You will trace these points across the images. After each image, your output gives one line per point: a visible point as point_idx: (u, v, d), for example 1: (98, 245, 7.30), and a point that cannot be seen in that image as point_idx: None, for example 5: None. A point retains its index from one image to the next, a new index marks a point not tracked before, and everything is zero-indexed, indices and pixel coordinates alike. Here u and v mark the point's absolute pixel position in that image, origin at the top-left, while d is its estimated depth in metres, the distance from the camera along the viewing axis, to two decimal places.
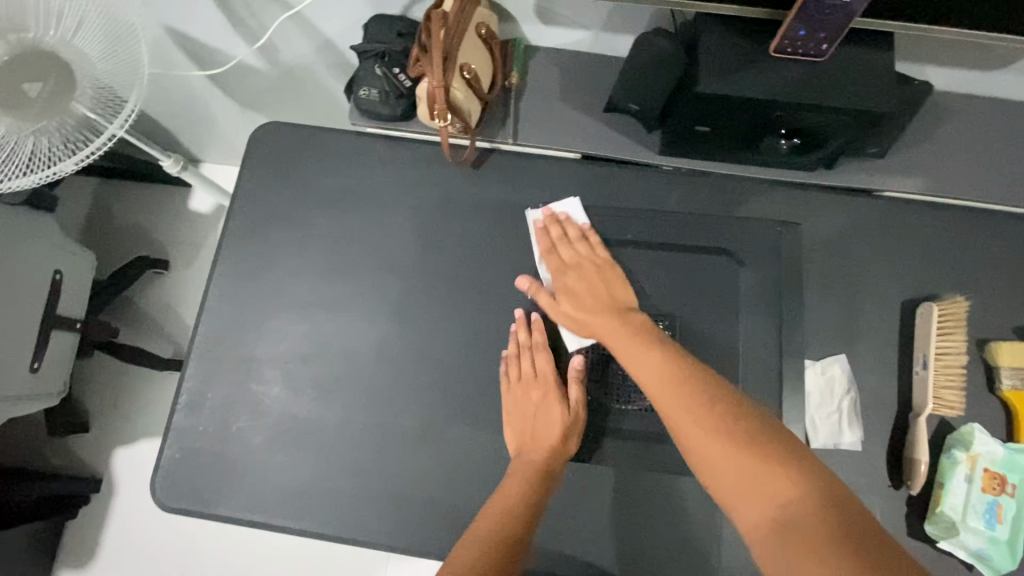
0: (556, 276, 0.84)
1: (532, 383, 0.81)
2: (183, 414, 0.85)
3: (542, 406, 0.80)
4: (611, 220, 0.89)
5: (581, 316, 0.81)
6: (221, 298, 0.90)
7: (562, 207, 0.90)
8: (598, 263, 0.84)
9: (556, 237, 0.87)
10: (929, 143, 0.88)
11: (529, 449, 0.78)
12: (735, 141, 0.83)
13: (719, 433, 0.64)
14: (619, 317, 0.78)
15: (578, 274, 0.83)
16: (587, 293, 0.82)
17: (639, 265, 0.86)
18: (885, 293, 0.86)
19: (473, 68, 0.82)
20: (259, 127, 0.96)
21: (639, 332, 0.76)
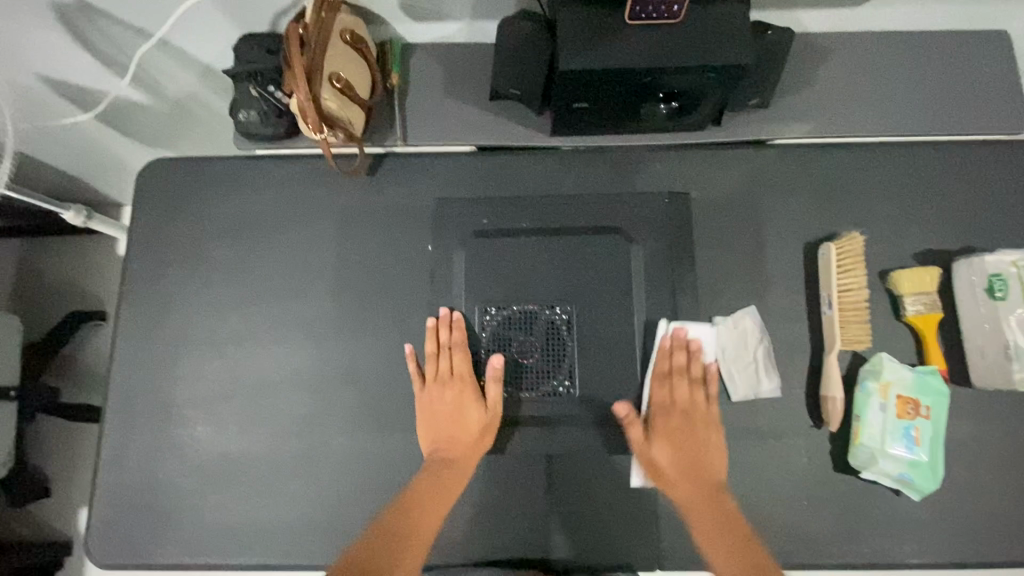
0: (655, 412, 0.79)
1: (443, 381, 0.80)
2: (108, 469, 0.84)
3: (453, 404, 0.79)
4: (503, 207, 0.86)
5: (672, 476, 0.77)
6: (131, 346, 0.88)
7: (693, 332, 0.81)
8: (705, 411, 0.79)
9: (671, 363, 0.80)
10: (810, 86, 0.89)
11: (449, 446, 0.78)
12: (617, 112, 0.83)
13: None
14: (707, 490, 0.76)
15: (683, 420, 0.79)
16: (680, 452, 0.78)
17: (530, 253, 0.83)
18: (787, 239, 0.87)
19: (343, 76, 0.81)
20: (146, 166, 0.93)
21: (714, 495, 0.75)
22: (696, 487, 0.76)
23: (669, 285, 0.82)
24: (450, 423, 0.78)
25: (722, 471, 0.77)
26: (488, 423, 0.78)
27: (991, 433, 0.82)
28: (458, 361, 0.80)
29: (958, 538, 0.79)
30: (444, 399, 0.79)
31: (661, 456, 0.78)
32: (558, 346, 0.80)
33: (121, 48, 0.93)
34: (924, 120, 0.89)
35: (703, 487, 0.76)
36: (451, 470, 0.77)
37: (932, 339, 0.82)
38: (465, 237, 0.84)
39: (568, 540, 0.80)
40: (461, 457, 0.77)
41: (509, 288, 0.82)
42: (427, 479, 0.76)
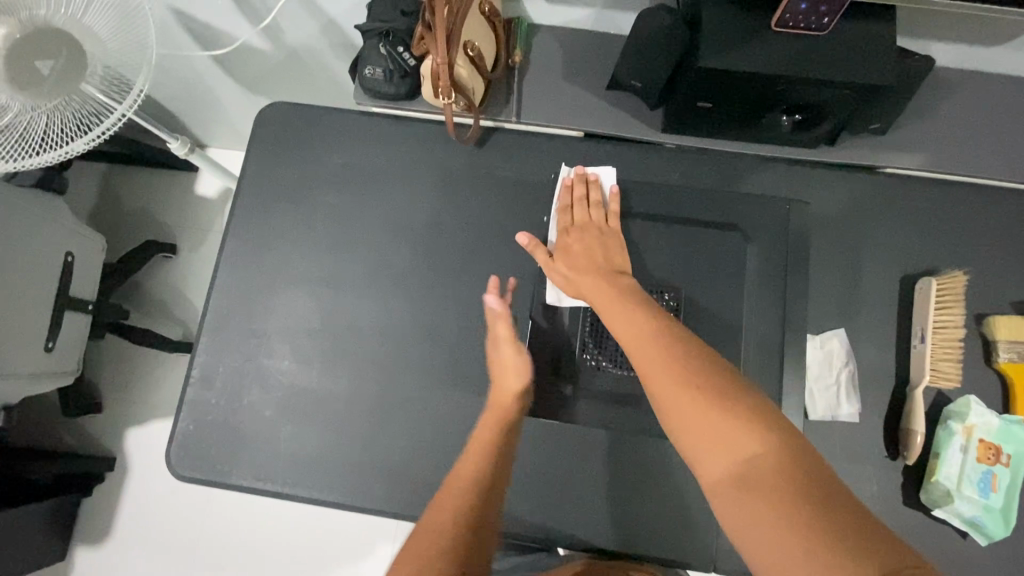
0: (560, 235, 0.81)
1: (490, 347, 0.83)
2: (195, 388, 0.88)
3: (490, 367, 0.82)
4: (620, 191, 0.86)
5: (570, 274, 0.76)
6: (231, 276, 0.92)
7: (594, 171, 0.85)
8: (601, 223, 0.81)
9: (571, 196, 0.83)
10: (929, 119, 0.88)
11: (489, 396, 0.79)
12: (737, 117, 0.84)
13: (675, 383, 0.59)
14: (606, 277, 0.73)
15: (580, 233, 0.80)
16: (586, 254, 0.77)
17: (647, 239, 0.83)
18: (885, 268, 0.87)
19: (476, 46, 0.83)
20: (265, 108, 0.97)
21: (623, 289, 0.71)
22: (594, 282, 0.73)
23: (780, 295, 0.81)
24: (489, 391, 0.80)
25: (622, 264, 0.76)
26: (501, 388, 0.79)
27: None
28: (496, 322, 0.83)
29: None
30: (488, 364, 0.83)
31: (563, 268, 0.78)
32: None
33: None
34: None
35: (602, 274, 0.74)
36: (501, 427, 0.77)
37: None
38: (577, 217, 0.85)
39: (628, 528, 0.81)
40: (503, 406, 0.78)
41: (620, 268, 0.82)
42: (477, 443, 0.75)
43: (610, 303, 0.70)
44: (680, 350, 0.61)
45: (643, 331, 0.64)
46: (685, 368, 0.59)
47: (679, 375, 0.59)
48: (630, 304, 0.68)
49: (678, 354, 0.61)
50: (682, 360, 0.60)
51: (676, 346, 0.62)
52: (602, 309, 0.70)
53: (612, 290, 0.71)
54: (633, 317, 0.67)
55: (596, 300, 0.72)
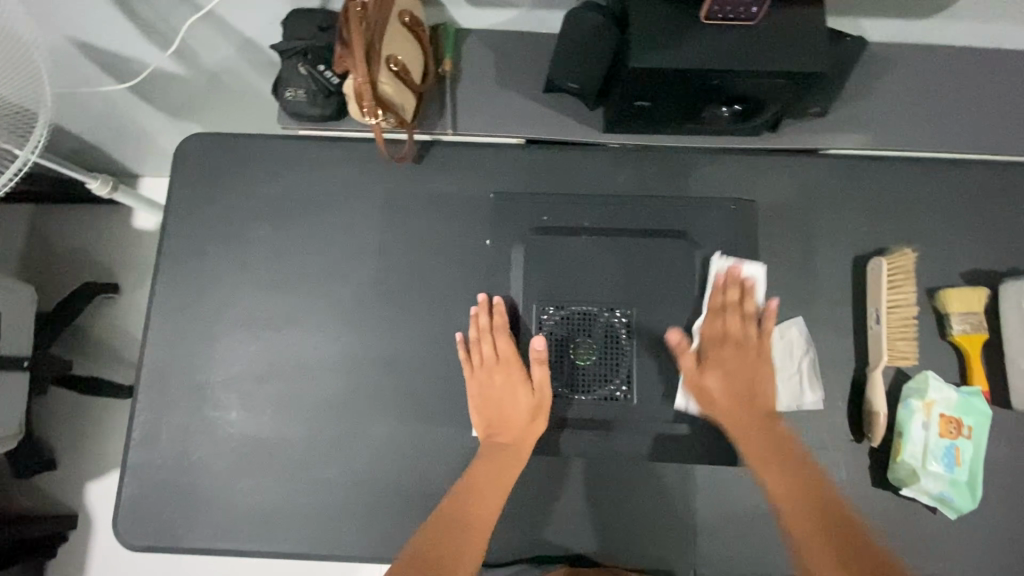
0: (713, 344, 0.76)
1: (500, 365, 0.77)
2: (138, 450, 0.82)
3: (505, 389, 0.76)
4: (560, 205, 0.81)
5: (722, 397, 0.75)
6: (164, 326, 0.86)
7: (750, 271, 0.78)
8: (756, 341, 0.77)
9: (722, 299, 0.77)
10: (868, 97, 0.88)
11: (500, 431, 0.76)
12: (677, 112, 0.81)
13: (832, 556, 0.66)
14: (765, 418, 0.75)
15: (734, 351, 0.76)
16: (734, 378, 0.76)
17: (591, 257, 0.78)
18: (837, 251, 0.87)
19: (399, 59, 0.78)
20: (184, 141, 0.91)
21: (775, 436, 0.74)
22: (753, 420, 0.74)
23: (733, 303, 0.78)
24: (501, 420, 0.76)
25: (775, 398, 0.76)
26: (541, 402, 0.76)
27: None
28: (506, 342, 0.78)
29: (993, 558, 0.80)
30: (497, 388, 0.77)
31: (713, 383, 0.75)
32: (616, 353, 0.77)
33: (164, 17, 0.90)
34: (981, 139, 0.88)
35: (757, 413, 0.75)
36: (502, 455, 0.75)
37: (977, 360, 0.82)
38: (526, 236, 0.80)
39: (604, 542, 0.80)
40: (514, 441, 0.75)
41: (570, 287, 0.78)
42: (483, 481, 0.74)
43: (776, 454, 0.73)
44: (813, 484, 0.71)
45: (779, 462, 0.72)
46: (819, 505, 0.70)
47: (821, 519, 0.69)
48: (765, 423, 0.74)
49: (811, 489, 0.71)
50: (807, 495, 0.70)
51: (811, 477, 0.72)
52: (767, 438, 0.74)
53: (748, 411, 0.75)
54: (778, 445, 0.73)
55: (746, 429, 0.74)
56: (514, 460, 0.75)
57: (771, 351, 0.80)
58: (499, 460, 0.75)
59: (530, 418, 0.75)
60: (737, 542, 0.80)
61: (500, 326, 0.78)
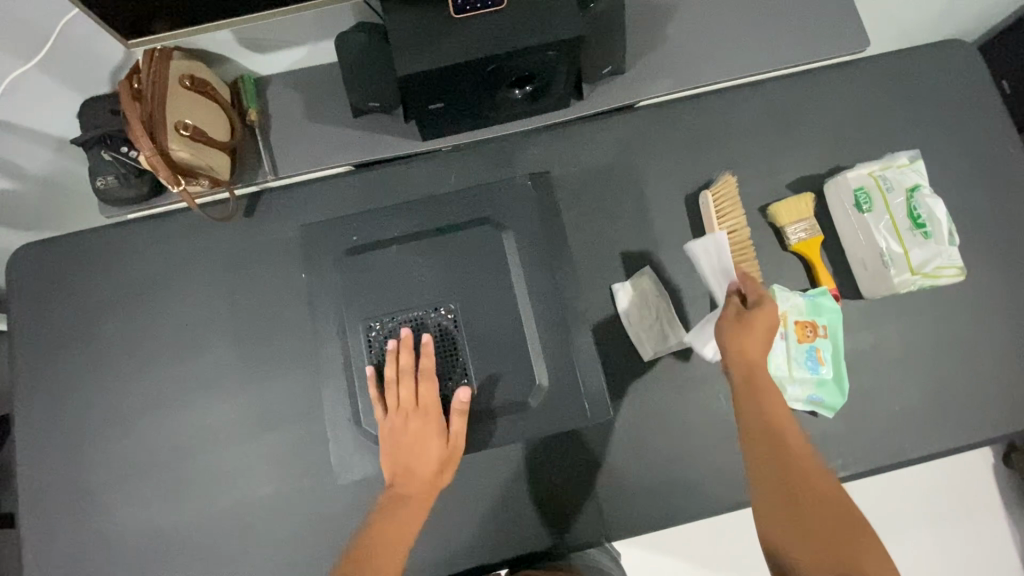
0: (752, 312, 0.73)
1: (419, 411, 0.65)
2: (34, 573, 0.81)
3: (417, 442, 0.64)
4: (366, 219, 0.72)
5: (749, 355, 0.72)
6: (35, 442, 0.84)
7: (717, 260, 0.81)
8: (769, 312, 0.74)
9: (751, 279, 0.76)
10: (659, 44, 0.91)
11: (409, 485, 0.64)
12: (476, 105, 0.83)
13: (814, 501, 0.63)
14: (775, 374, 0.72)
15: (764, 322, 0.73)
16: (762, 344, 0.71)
17: (397, 269, 0.69)
18: (669, 195, 0.90)
19: (189, 122, 0.79)
20: (15, 254, 0.89)
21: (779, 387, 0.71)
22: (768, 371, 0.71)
23: (546, 275, 0.70)
24: (408, 476, 0.64)
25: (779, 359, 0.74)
26: (453, 459, 0.65)
27: (888, 337, 0.85)
28: (431, 390, 0.65)
29: (876, 441, 0.83)
30: (409, 439, 0.64)
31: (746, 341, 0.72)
32: (449, 351, 0.68)
33: None
34: (772, 57, 0.92)
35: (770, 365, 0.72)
36: (405, 515, 0.64)
37: (818, 261, 0.86)
38: (332, 259, 0.71)
39: (514, 533, 0.80)
40: (422, 498, 0.64)
41: (386, 296, 0.69)
42: (390, 536, 0.62)
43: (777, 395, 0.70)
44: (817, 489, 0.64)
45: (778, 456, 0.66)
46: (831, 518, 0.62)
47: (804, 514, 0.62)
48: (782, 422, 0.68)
49: (814, 489, 0.64)
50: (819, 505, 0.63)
51: (826, 480, 0.65)
52: (780, 449, 0.67)
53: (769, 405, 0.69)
54: (790, 454, 0.67)
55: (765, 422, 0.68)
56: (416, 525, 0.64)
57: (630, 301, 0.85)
58: (394, 529, 0.63)
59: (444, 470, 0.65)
60: (640, 499, 0.81)
61: (427, 371, 0.65)
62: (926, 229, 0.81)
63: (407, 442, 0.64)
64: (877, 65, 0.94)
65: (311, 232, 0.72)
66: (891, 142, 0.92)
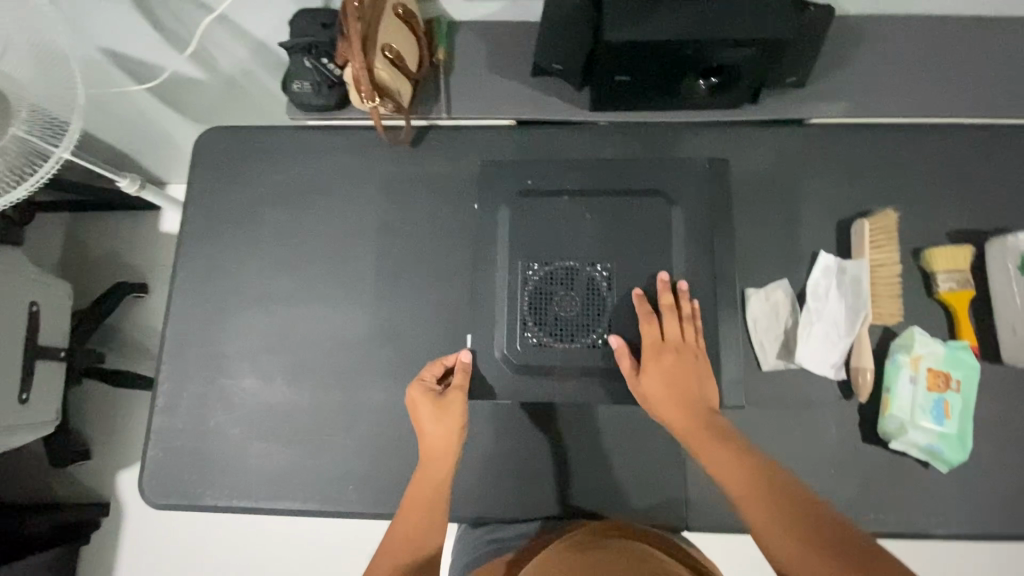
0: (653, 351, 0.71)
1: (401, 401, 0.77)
2: (161, 417, 0.89)
3: (423, 414, 0.76)
4: (547, 167, 0.80)
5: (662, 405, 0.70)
6: (184, 303, 0.92)
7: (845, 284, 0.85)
8: (696, 346, 0.72)
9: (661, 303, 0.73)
10: (847, 67, 0.90)
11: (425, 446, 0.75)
12: (656, 85, 0.86)
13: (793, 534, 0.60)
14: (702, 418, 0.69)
15: (675, 359, 0.71)
16: (671, 391, 0.70)
17: (569, 220, 0.77)
18: (821, 216, 0.89)
19: (395, 48, 0.85)
20: (202, 134, 0.98)
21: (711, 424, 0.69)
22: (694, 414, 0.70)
23: (707, 250, 0.76)
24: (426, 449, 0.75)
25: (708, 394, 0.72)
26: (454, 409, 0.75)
27: (1022, 409, 0.82)
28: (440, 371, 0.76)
29: (984, 508, 0.80)
30: (424, 419, 0.76)
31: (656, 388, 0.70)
32: (597, 305, 0.75)
33: (182, 23, 0.99)
34: (963, 104, 0.90)
35: (693, 409, 0.70)
36: (429, 481, 0.74)
37: (964, 316, 0.83)
38: (507, 197, 0.79)
39: (594, 499, 0.81)
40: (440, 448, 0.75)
41: (547, 243, 0.77)
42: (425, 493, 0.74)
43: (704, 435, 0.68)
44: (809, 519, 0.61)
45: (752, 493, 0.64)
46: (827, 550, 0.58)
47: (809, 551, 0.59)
48: (740, 461, 0.66)
49: (806, 525, 0.60)
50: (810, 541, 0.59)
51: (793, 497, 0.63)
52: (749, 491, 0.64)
53: (717, 447, 0.67)
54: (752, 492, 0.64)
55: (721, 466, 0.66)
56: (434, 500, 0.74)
57: (761, 305, 0.86)
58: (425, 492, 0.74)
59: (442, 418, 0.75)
60: None
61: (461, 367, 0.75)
62: None
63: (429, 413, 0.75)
64: None
65: (491, 169, 0.80)
66: None
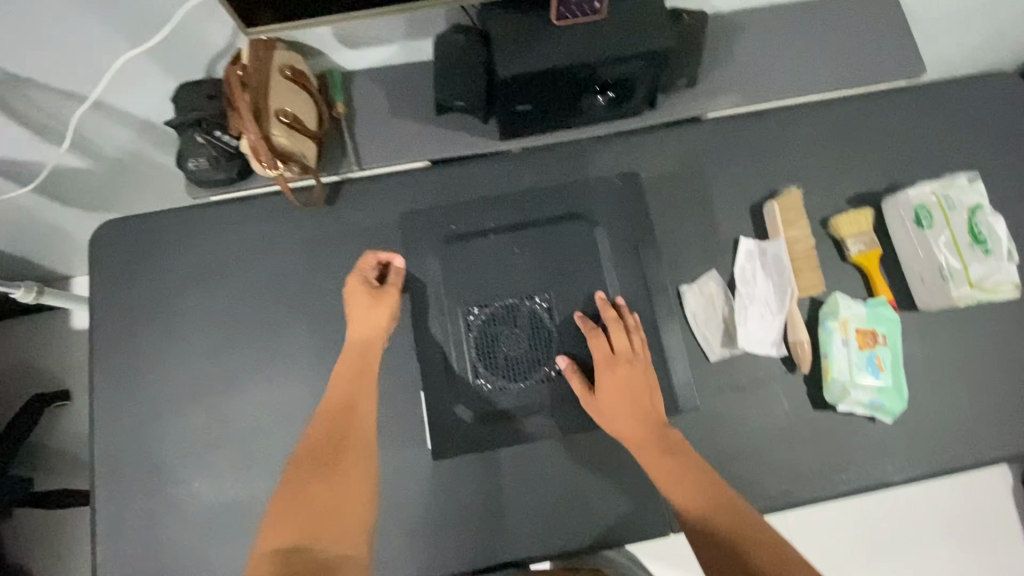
0: (603, 362, 0.78)
1: (351, 294, 0.81)
2: (104, 544, 0.81)
3: (361, 302, 0.81)
4: (476, 210, 0.90)
5: (610, 415, 0.76)
6: (110, 414, 0.85)
7: (769, 265, 0.89)
8: (644, 356, 0.79)
9: (608, 316, 0.80)
10: (729, 61, 0.95)
11: (359, 339, 0.79)
12: (559, 107, 0.87)
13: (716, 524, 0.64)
14: (652, 425, 0.75)
15: (626, 368, 0.77)
16: (624, 400, 0.76)
17: (502, 253, 0.86)
18: (734, 204, 0.93)
19: (289, 111, 0.82)
20: (97, 229, 0.91)
21: (658, 431, 0.74)
22: (640, 420, 0.75)
23: (634, 262, 0.87)
24: (357, 338, 0.79)
25: (659, 402, 0.77)
26: (389, 302, 0.80)
27: (942, 349, 0.89)
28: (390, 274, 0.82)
29: (929, 447, 0.86)
30: (359, 311, 0.80)
31: (607, 398, 0.76)
32: (543, 335, 0.83)
33: (51, 117, 0.92)
34: (837, 78, 0.97)
35: (642, 415, 0.75)
36: (363, 360, 0.78)
37: (876, 273, 0.90)
38: (441, 243, 0.88)
39: (577, 523, 0.82)
40: (367, 349, 0.79)
41: (486, 284, 0.84)
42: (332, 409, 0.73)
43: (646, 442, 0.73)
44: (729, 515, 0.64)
45: (685, 489, 0.68)
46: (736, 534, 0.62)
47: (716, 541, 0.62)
48: (679, 463, 0.71)
49: (728, 515, 0.65)
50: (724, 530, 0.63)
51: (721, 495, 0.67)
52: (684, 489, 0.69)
53: (660, 450, 0.72)
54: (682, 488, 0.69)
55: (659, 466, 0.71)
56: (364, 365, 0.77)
57: (696, 300, 0.88)
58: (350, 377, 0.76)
59: (378, 310, 0.80)
60: None
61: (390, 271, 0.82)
62: (985, 245, 0.85)
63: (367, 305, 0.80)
64: (931, 92, 1.00)
65: (418, 219, 0.90)
66: (944, 166, 0.97)
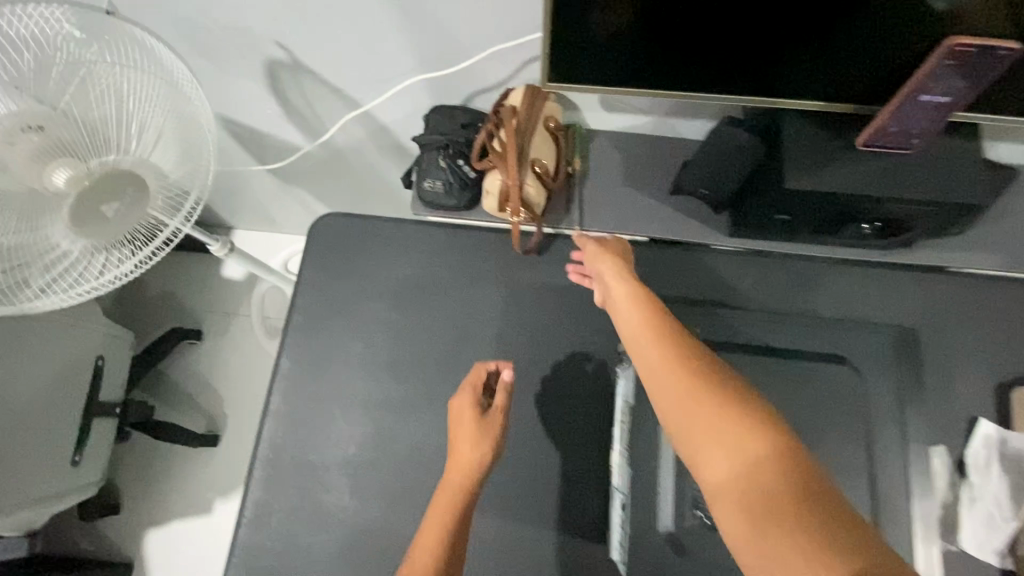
0: (642, 318, 0.71)
1: (462, 414, 0.76)
2: (248, 529, 0.82)
3: (464, 426, 0.75)
4: (724, 317, 0.85)
5: (648, 371, 0.67)
6: (284, 400, 0.86)
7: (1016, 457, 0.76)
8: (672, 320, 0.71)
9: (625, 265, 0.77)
10: (1009, 217, 0.85)
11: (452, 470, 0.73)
12: (814, 226, 0.81)
13: (770, 500, 0.54)
14: (695, 374, 0.64)
15: (657, 321, 0.70)
16: (664, 357, 0.67)
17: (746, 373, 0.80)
18: (976, 376, 0.83)
19: (544, 163, 0.83)
20: (320, 217, 0.94)
21: (702, 372, 0.64)
22: (680, 376, 0.64)
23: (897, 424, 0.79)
24: (456, 472, 0.73)
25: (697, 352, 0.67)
26: (491, 434, 0.75)
27: None
28: (500, 399, 0.76)
29: None
30: (463, 436, 0.75)
31: (650, 354, 0.68)
32: None
33: (308, 104, 0.96)
34: None
35: (681, 368, 0.65)
36: (459, 499, 0.71)
37: None
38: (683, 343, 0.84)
39: None
40: (464, 486, 0.72)
41: None
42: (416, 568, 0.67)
43: (688, 396, 0.63)
44: (778, 470, 0.55)
45: (735, 449, 0.58)
46: (791, 500, 0.53)
47: (779, 521, 0.53)
48: (722, 411, 0.61)
49: (796, 500, 0.53)
50: (768, 449, 0.57)
51: (774, 456, 0.57)
52: (742, 457, 0.57)
53: (698, 404, 0.62)
54: (732, 451, 0.58)
55: (698, 444, 0.60)
56: (463, 502, 0.71)
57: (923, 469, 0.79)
58: (443, 525, 0.69)
59: (479, 445, 0.74)
60: None
61: (502, 383, 0.77)
62: None
63: (472, 436, 0.74)
64: None
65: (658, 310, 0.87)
66: None
